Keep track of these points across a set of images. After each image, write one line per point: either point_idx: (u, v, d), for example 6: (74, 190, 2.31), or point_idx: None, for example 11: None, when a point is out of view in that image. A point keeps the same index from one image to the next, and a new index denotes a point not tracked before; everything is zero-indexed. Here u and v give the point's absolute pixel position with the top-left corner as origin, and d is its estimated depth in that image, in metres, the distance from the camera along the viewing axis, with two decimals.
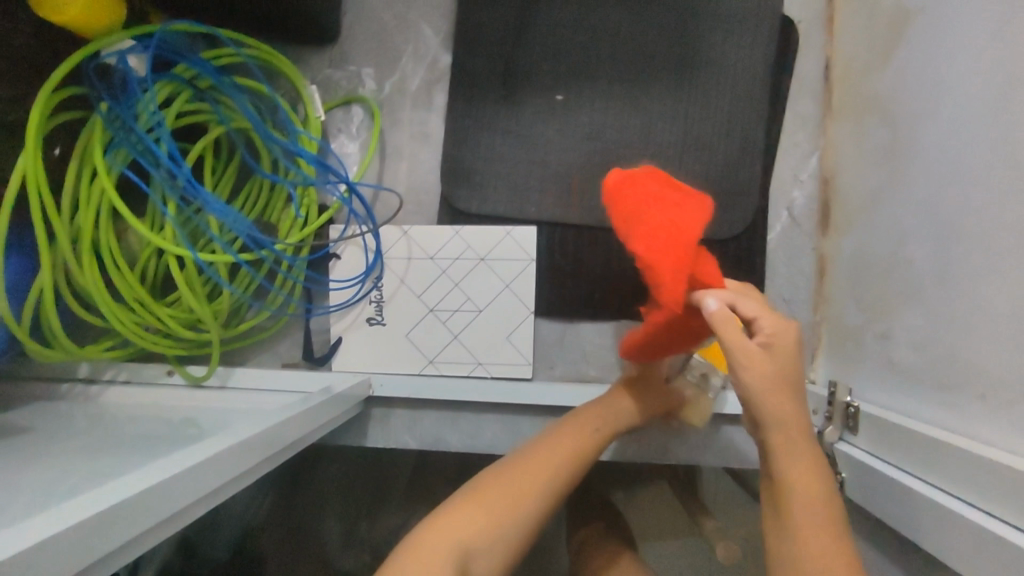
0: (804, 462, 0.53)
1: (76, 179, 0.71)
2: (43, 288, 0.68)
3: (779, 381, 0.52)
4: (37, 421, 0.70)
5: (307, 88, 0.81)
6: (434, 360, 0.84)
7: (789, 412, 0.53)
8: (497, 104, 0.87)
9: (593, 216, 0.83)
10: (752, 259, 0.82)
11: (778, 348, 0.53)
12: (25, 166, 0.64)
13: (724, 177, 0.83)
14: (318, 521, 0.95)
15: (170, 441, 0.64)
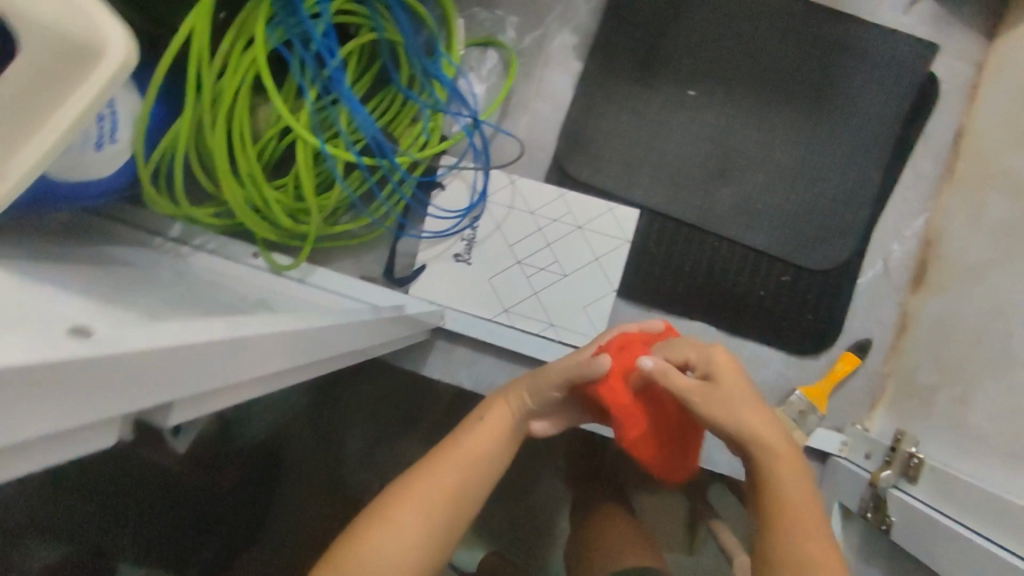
0: (801, 476, 0.48)
1: (231, 44, 0.73)
2: (177, 138, 0.70)
3: (715, 397, 0.50)
4: (136, 260, 0.73)
5: (458, 16, 0.81)
6: (509, 311, 0.86)
7: (763, 429, 0.49)
8: (629, 87, 0.88)
9: (696, 215, 0.85)
10: (837, 297, 0.83)
11: (715, 374, 0.51)
12: (195, 18, 0.65)
13: (831, 213, 0.83)
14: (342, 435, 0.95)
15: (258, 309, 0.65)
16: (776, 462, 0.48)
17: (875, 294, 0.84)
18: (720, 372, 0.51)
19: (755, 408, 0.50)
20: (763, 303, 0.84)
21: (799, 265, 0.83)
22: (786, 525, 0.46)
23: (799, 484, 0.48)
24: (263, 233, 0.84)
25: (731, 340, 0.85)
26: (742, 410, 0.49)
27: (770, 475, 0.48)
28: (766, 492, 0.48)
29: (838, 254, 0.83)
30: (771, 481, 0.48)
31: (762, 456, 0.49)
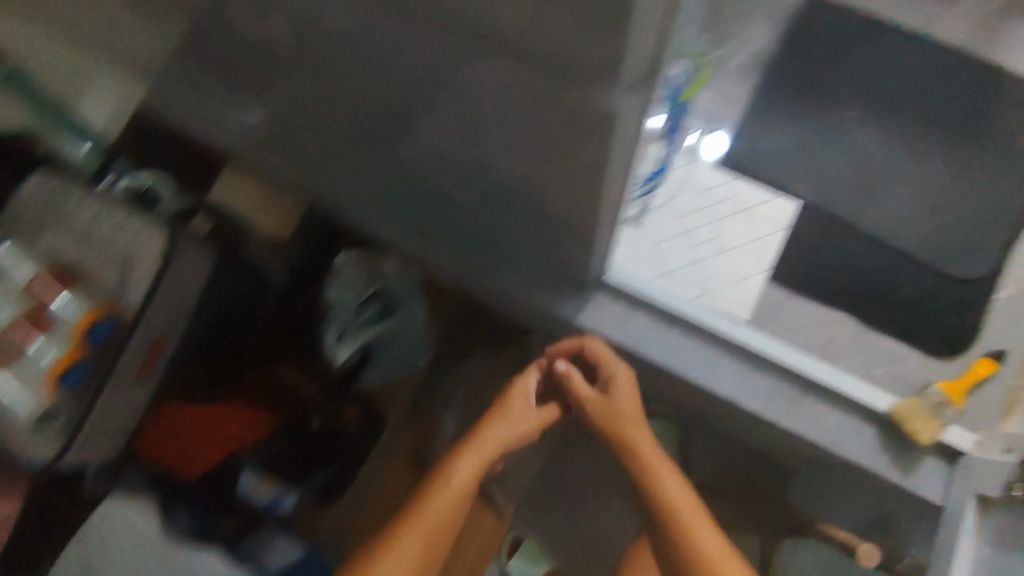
0: (715, 539, 0.68)
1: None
2: None
3: (616, 413, 0.78)
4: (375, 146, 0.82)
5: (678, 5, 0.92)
6: (672, 274, 0.92)
7: (683, 496, 0.71)
8: (799, 99, 0.99)
9: (848, 212, 0.94)
10: (976, 306, 0.90)
11: (622, 395, 0.78)
12: None
13: (973, 231, 0.91)
14: (434, 411, 1.22)
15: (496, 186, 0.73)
16: (682, 501, 0.71)
17: (1009, 309, 0.90)
18: (636, 427, 0.77)
19: (638, 422, 0.78)
20: (910, 297, 0.91)
21: (946, 272, 0.91)
22: (688, 537, 0.68)
23: (696, 514, 0.70)
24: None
25: (872, 334, 0.91)
26: (629, 409, 0.78)
27: (665, 496, 0.71)
28: (668, 515, 0.70)
29: (976, 265, 0.91)
30: (660, 491, 0.72)
31: (658, 491, 0.72)
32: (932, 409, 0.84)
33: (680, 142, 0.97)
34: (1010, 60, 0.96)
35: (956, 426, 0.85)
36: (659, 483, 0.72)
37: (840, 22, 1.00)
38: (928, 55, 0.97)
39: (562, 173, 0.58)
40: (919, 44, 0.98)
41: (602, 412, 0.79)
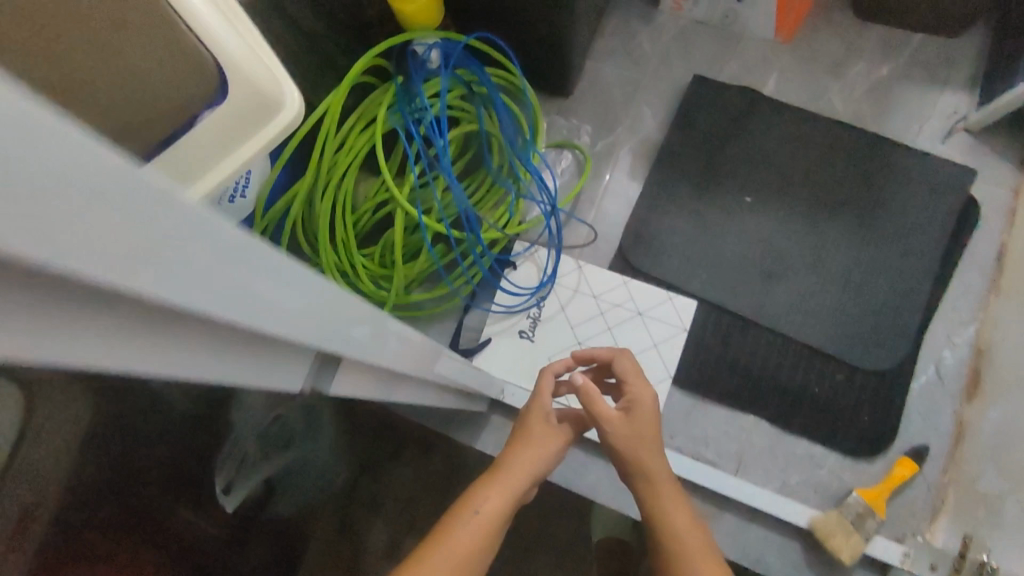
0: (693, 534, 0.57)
1: (364, 127, 0.87)
2: (296, 196, 0.84)
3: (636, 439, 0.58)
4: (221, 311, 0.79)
5: (536, 112, 0.89)
6: (568, 391, 0.90)
7: (693, 541, 0.57)
8: (691, 188, 0.94)
9: (752, 308, 0.89)
10: (892, 400, 0.84)
11: (643, 418, 0.59)
12: (334, 102, 0.78)
13: (884, 317, 0.86)
14: (369, 524, 1.01)
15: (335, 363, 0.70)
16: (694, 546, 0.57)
17: (926, 401, 0.84)
18: (654, 449, 0.59)
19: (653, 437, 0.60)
20: (816, 402, 0.85)
21: (857, 366, 0.85)
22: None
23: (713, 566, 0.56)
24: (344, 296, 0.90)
25: (787, 438, 0.86)
26: (652, 449, 0.59)
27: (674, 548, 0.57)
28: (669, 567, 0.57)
29: (890, 355, 0.85)
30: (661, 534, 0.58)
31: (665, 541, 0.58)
32: (852, 521, 0.78)
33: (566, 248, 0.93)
34: (900, 131, 0.92)
35: (882, 538, 0.78)
36: (664, 523, 0.58)
37: (726, 105, 0.96)
38: (817, 133, 0.93)
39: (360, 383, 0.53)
40: (809, 121, 0.94)
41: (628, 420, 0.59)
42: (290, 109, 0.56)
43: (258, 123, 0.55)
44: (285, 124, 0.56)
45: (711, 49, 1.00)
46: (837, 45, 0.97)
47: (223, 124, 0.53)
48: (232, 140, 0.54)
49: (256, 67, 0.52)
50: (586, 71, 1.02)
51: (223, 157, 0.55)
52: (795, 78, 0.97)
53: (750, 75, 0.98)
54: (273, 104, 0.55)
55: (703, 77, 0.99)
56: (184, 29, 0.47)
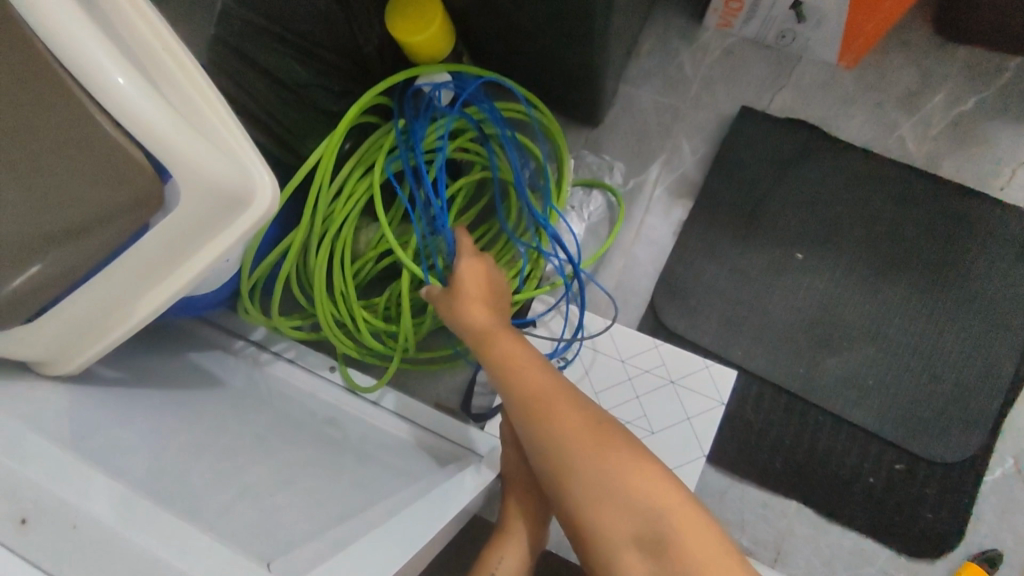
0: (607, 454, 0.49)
1: (366, 170, 0.78)
2: (287, 250, 0.76)
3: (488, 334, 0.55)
4: (210, 375, 0.73)
5: (562, 158, 0.79)
6: None
7: (610, 475, 0.49)
8: (735, 237, 0.84)
9: (800, 381, 0.78)
10: (961, 495, 0.74)
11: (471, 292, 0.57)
12: (324, 151, 0.70)
13: (957, 399, 0.75)
14: None
15: (327, 451, 0.65)
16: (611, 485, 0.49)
17: (1001, 497, 0.74)
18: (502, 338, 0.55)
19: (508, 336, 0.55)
20: (872, 492, 0.75)
21: (924, 454, 0.74)
22: (617, 528, 0.48)
23: (631, 465, 0.49)
24: (342, 352, 0.83)
25: (834, 530, 0.76)
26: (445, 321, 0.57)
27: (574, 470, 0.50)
28: (589, 524, 0.50)
29: (962, 444, 0.74)
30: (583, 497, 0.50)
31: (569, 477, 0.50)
32: None
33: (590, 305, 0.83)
34: (978, 180, 0.81)
35: None
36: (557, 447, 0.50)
37: (778, 143, 0.85)
38: (882, 181, 0.81)
39: (341, 516, 0.47)
40: (874, 165, 0.82)
41: (475, 313, 0.56)
42: (260, 205, 0.48)
43: (220, 222, 0.47)
44: (252, 222, 0.47)
45: (764, 73, 0.88)
46: (912, 72, 0.84)
47: (173, 226, 0.45)
48: (190, 242, 0.47)
49: (209, 158, 0.44)
50: (617, 97, 0.91)
51: (183, 260, 0.48)
52: (860, 112, 0.85)
53: (808, 106, 0.86)
54: (234, 198, 0.46)
55: (753, 109, 0.87)
56: (110, 133, 0.42)
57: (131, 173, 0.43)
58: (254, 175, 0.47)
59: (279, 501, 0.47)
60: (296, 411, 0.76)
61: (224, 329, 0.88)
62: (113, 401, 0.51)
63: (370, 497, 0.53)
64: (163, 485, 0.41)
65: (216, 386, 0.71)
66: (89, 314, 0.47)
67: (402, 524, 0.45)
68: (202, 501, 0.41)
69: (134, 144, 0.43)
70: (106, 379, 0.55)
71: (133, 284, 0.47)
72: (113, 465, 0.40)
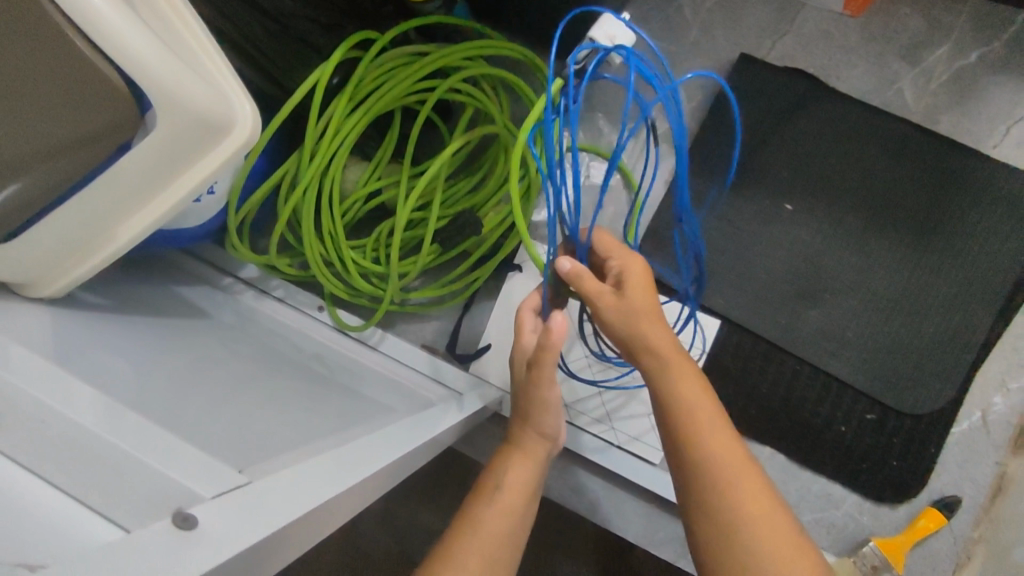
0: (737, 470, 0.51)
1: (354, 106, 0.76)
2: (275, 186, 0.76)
3: (635, 312, 0.54)
4: (195, 307, 0.74)
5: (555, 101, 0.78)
6: (569, 406, 0.82)
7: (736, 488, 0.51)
8: (724, 187, 0.83)
9: (779, 331, 0.80)
10: (927, 446, 0.76)
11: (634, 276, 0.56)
12: (312, 85, 0.68)
13: (932, 354, 0.76)
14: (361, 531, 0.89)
15: (310, 382, 0.67)
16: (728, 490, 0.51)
17: (966, 448, 0.76)
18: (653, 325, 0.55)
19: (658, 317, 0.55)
20: (842, 440, 0.77)
21: (897, 406, 0.76)
22: (710, 497, 0.51)
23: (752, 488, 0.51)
24: (331, 290, 0.84)
25: (803, 475, 0.78)
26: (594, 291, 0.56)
27: (682, 428, 0.53)
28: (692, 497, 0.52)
29: (935, 396, 0.76)
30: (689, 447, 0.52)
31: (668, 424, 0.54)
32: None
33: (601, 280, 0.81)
34: (974, 136, 0.80)
35: None
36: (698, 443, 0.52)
37: (776, 91, 0.83)
38: (878, 134, 0.80)
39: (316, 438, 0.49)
40: (871, 117, 0.81)
41: (621, 300, 0.55)
42: (241, 131, 0.48)
43: (198, 149, 0.47)
44: (234, 149, 0.48)
45: (766, 19, 0.86)
46: (918, 21, 0.82)
47: (152, 151, 0.45)
48: (170, 167, 0.47)
49: (188, 81, 0.44)
50: (614, 39, 0.89)
51: (164, 185, 0.48)
52: (861, 62, 0.83)
53: (808, 54, 0.85)
54: (214, 123, 0.46)
55: (752, 56, 0.85)
56: (78, 46, 0.40)
57: (104, 93, 0.41)
58: (235, 100, 0.48)
59: (256, 422, 0.48)
60: (281, 345, 0.77)
61: (213, 264, 0.88)
62: (99, 325, 0.52)
63: (351, 427, 0.55)
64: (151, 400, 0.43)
65: (200, 316, 0.71)
66: (71, 238, 0.48)
67: (378, 445, 0.47)
68: (187, 414, 0.43)
69: (109, 61, 0.41)
70: (92, 305, 0.56)
71: (113, 207, 0.47)
72: (97, 378, 0.41)
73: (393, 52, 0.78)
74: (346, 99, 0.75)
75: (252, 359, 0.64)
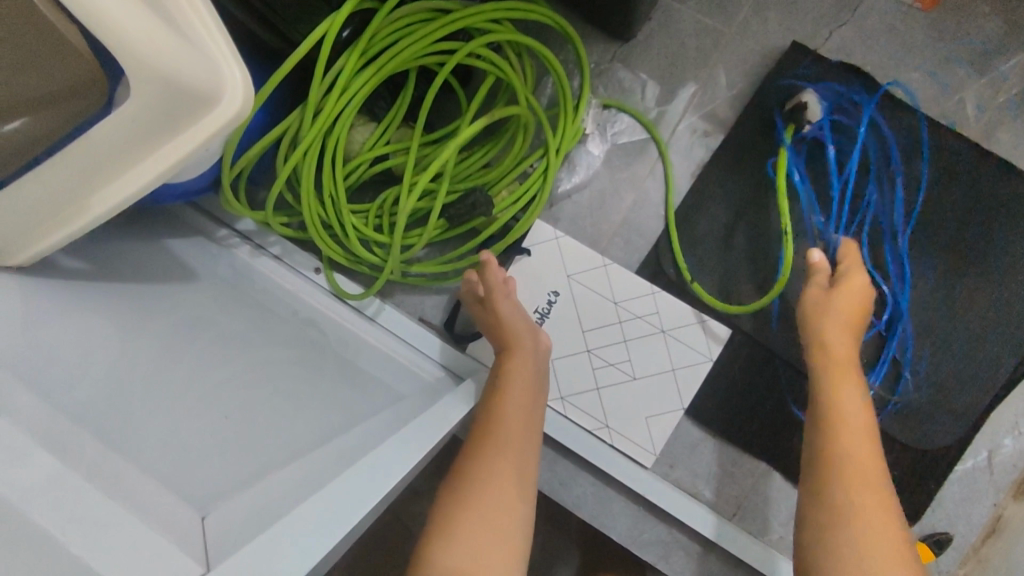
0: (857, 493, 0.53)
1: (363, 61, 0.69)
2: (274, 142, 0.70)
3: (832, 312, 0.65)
4: (184, 263, 0.69)
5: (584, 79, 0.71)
6: (565, 399, 0.79)
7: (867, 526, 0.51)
8: (756, 189, 0.78)
9: (791, 348, 0.76)
10: (928, 482, 0.73)
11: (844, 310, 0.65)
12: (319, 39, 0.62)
13: (947, 390, 0.73)
14: None
15: (300, 358, 0.63)
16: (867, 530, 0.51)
17: (967, 487, 0.74)
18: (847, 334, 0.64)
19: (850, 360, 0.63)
20: None
21: (903, 440, 0.73)
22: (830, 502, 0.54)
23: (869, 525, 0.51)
24: (329, 254, 0.80)
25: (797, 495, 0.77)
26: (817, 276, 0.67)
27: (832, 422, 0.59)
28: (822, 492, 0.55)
29: (944, 433, 0.73)
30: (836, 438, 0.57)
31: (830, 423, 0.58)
32: None
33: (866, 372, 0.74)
34: None
35: None
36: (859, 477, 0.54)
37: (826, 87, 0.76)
38: (929, 149, 0.74)
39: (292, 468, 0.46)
40: (924, 129, 0.75)
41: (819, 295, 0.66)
42: (228, 106, 0.42)
43: (179, 121, 0.41)
44: (220, 125, 0.42)
45: (826, 3, 0.78)
46: (992, 27, 0.75)
47: (125, 119, 0.40)
48: (146, 136, 0.41)
49: (168, 48, 0.38)
50: (656, 11, 0.81)
51: (137, 158, 0.43)
52: (924, 64, 0.76)
53: (867, 49, 0.77)
54: (194, 94, 0.40)
55: (804, 45, 0.78)
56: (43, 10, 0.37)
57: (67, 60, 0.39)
58: (224, 71, 0.42)
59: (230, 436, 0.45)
60: (273, 311, 0.73)
61: (206, 213, 0.83)
62: (70, 296, 0.48)
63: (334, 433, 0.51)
64: (95, 420, 0.39)
65: (187, 274, 0.67)
66: (31, 210, 0.43)
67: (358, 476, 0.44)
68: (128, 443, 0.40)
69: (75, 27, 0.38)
70: (67, 271, 0.52)
71: (79, 180, 0.42)
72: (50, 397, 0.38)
73: (413, 5, 0.71)
74: (357, 54, 0.69)
75: (242, 331, 0.60)
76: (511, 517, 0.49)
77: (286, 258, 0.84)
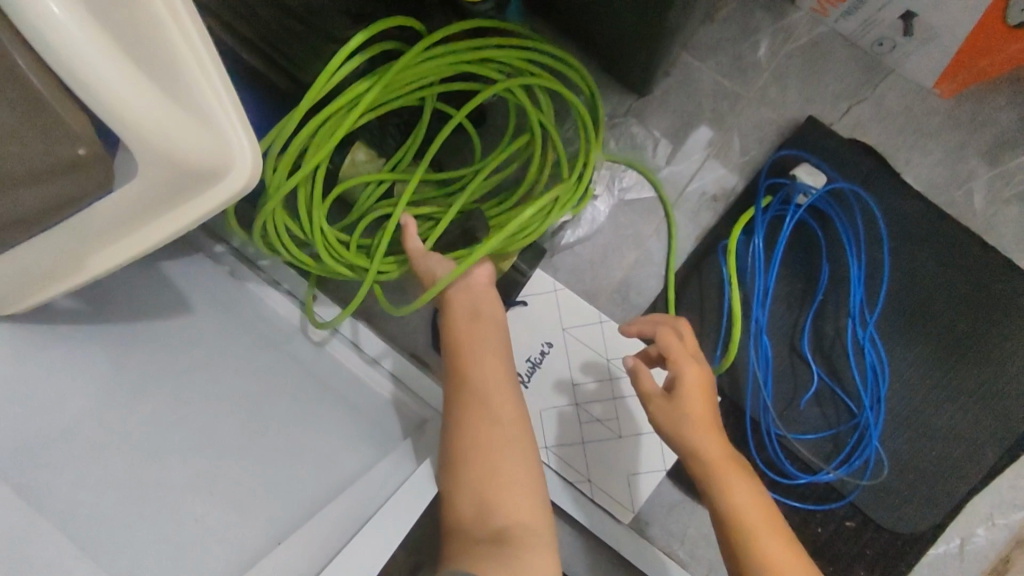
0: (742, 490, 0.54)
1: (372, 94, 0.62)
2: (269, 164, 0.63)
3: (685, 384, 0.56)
4: (179, 284, 0.68)
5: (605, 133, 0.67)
6: (548, 449, 0.79)
7: (735, 496, 0.53)
8: None
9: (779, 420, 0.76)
10: (901, 564, 0.74)
11: (688, 395, 0.56)
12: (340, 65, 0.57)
13: (929, 477, 0.73)
14: None
15: (284, 400, 0.62)
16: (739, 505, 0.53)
17: (935, 572, 0.75)
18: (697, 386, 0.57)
19: (712, 429, 0.56)
20: (815, 541, 0.73)
21: (881, 521, 0.73)
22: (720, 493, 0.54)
23: (751, 496, 0.53)
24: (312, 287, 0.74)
25: None
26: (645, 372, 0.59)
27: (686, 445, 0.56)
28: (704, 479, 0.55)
29: (921, 519, 0.73)
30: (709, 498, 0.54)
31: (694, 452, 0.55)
32: None
33: (839, 478, 0.73)
34: None
35: None
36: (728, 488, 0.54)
37: (840, 164, 0.76)
38: (935, 237, 0.75)
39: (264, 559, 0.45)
40: (931, 216, 0.75)
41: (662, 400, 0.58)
42: (237, 177, 0.39)
43: (187, 191, 0.39)
44: (231, 193, 0.39)
45: (847, 78, 0.78)
46: (1009, 120, 0.76)
47: (137, 190, 0.38)
48: (155, 204, 0.39)
49: (178, 132, 0.36)
50: (676, 67, 0.80)
51: (144, 222, 0.41)
52: (937, 150, 0.76)
53: (882, 129, 0.77)
54: (203, 171, 0.38)
55: (820, 119, 0.78)
56: (39, 89, 0.33)
57: (61, 136, 0.35)
58: (232, 143, 0.38)
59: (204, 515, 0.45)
60: (264, 333, 0.72)
61: (202, 227, 0.79)
62: (60, 347, 0.48)
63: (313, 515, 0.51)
64: (69, 506, 0.39)
65: (180, 295, 0.65)
66: (36, 266, 0.42)
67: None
68: (100, 524, 0.40)
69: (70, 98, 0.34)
70: (58, 313, 0.51)
71: (86, 241, 0.41)
72: (27, 475, 0.38)
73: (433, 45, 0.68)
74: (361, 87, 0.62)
75: (231, 374, 0.60)
76: (523, 480, 0.56)
77: (278, 283, 0.80)
